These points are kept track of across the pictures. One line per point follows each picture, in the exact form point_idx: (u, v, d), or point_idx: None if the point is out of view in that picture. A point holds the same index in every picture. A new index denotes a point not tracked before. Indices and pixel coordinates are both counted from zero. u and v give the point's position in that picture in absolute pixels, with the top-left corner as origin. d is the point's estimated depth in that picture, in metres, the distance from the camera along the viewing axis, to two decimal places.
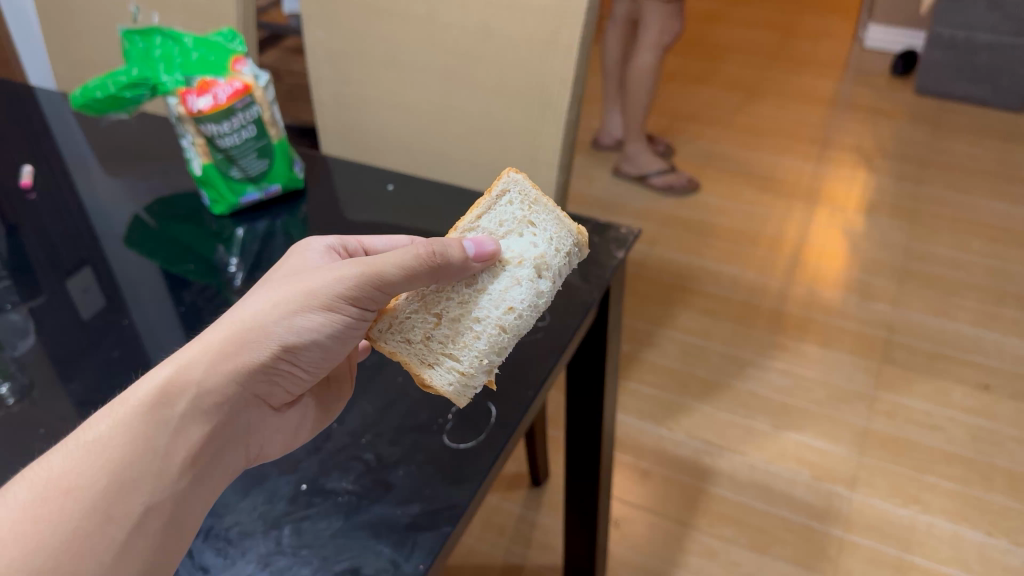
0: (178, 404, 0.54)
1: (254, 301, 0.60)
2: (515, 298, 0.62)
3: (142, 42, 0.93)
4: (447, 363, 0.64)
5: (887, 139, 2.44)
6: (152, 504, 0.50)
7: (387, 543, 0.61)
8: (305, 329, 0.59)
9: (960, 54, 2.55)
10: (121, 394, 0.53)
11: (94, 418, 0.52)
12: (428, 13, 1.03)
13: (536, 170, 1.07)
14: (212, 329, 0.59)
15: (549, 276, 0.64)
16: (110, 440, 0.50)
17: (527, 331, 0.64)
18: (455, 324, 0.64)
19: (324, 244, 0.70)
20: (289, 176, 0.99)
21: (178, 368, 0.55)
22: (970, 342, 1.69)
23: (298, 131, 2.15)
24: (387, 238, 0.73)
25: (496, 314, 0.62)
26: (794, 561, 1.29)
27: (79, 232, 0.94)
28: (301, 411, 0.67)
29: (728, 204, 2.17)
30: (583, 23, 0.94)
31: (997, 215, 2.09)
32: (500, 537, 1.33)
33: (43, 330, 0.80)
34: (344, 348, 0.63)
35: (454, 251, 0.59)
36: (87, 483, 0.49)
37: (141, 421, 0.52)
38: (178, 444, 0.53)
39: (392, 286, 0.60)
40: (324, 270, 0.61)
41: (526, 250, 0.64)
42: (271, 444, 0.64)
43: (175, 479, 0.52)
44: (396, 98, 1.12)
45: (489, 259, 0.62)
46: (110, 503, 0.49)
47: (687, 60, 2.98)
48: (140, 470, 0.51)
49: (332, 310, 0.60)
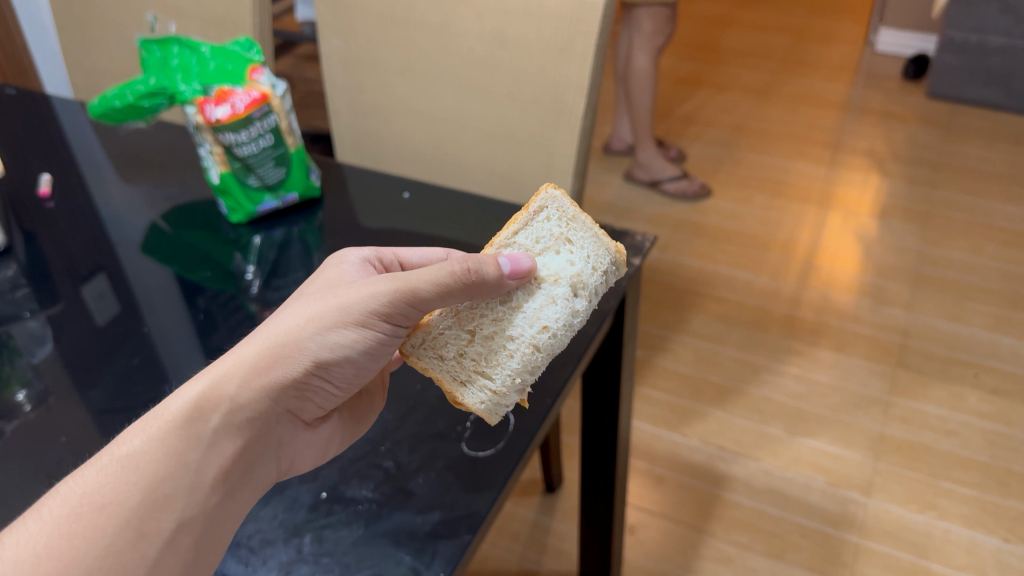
0: (212, 419, 0.54)
1: (289, 315, 0.60)
2: (549, 317, 0.62)
3: (160, 52, 0.94)
4: (480, 381, 0.64)
5: (899, 143, 2.43)
6: (184, 519, 0.51)
7: (407, 551, 0.61)
8: (338, 345, 0.60)
9: (972, 57, 2.54)
10: (156, 408, 0.54)
11: (129, 432, 0.53)
12: (443, 22, 1.04)
13: (551, 176, 1.07)
14: (246, 343, 0.59)
15: (585, 295, 0.63)
16: (144, 455, 0.51)
17: (561, 349, 0.64)
18: (489, 342, 0.64)
19: (359, 257, 0.70)
20: (306, 185, 0.99)
21: (212, 382, 0.56)
22: (985, 347, 1.68)
23: (312, 138, 2.16)
24: (422, 251, 0.74)
25: (530, 332, 0.62)
26: (810, 567, 1.28)
27: (96, 240, 0.95)
28: (335, 423, 0.67)
29: (740, 209, 2.17)
30: (598, 32, 0.94)
31: (1010, 218, 2.08)
32: (515, 543, 1.33)
33: (61, 338, 0.81)
34: (378, 364, 0.64)
35: (491, 268, 0.59)
36: (122, 500, 0.49)
37: (175, 435, 0.52)
38: (211, 458, 0.54)
39: (426, 302, 0.60)
40: (358, 285, 0.61)
41: (562, 268, 0.64)
42: (301, 459, 0.65)
43: (207, 495, 0.53)
44: (412, 106, 1.13)
45: (524, 276, 0.61)
46: (143, 520, 0.50)
47: (698, 64, 2.98)
48: (173, 486, 0.51)
49: (366, 326, 0.60)
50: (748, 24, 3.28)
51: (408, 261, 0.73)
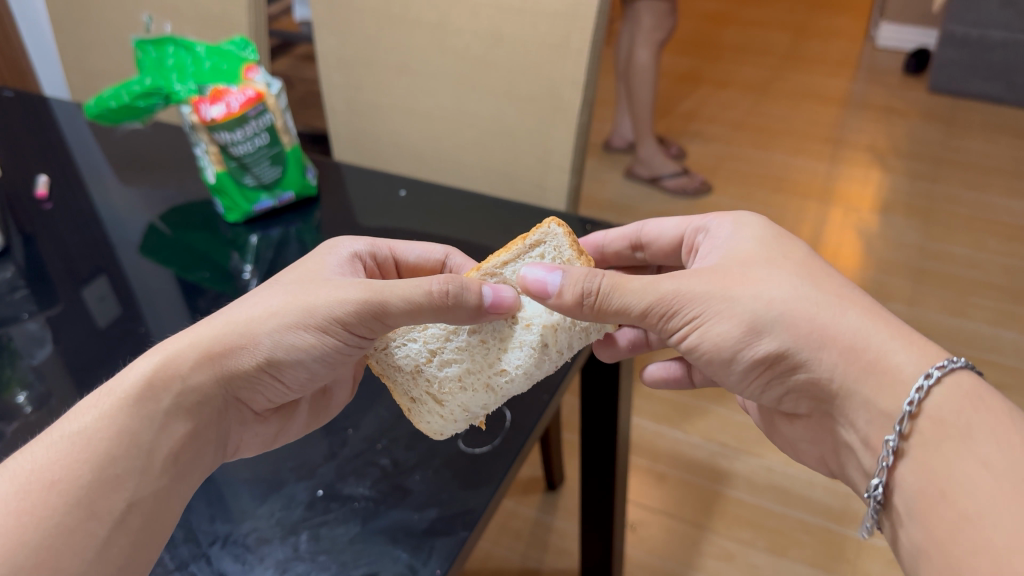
0: (164, 400, 0.57)
1: (254, 303, 0.62)
2: (511, 361, 0.65)
3: (156, 52, 0.94)
4: (430, 403, 0.67)
5: (901, 138, 2.42)
6: (134, 501, 0.54)
7: (404, 548, 0.61)
8: (295, 346, 0.61)
9: (974, 51, 2.54)
10: (111, 384, 0.57)
11: (81, 409, 0.56)
12: (439, 19, 1.03)
13: (547, 173, 1.07)
14: (207, 324, 0.62)
15: (553, 348, 0.66)
16: (95, 433, 0.54)
17: (515, 392, 0.67)
18: (446, 370, 0.66)
19: (350, 250, 0.71)
20: (303, 184, 0.99)
21: (166, 360, 0.59)
22: (988, 341, 1.67)
23: (311, 139, 2.16)
24: (419, 247, 0.76)
25: (489, 372, 0.65)
26: (812, 563, 1.28)
27: (96, 241, 0.95)
28: (287, 416, 0.69)
29: (742, 205, 2.16)
30: (594, 27, 0.94)
31: (1013, 213, 2.07)
32: (517, 542, 1.32)
33: (60, 339, 0.81)
34: (334, 369, 0.65)
35: (470, 295, 0.60)
36: (71, 479, 0.52)
37: (127, 413, 0.56)
38: (163, 439, 0.57)
39: (393, 316, 0.61)
40: (330, 288, 0.62)
41: (538, 313, 0.66)
42: (247, 444, 0.67)
43: (158, 476, 0.56)
44: (408, 106, 1.13)
45: (503, 309, 0.63)
46: (93, 500, 0.52)
47: (697, 61, 2.98)
48: (124, 467, 0.54)
49: (325, 332, 0.61)
50: (748, 20, 3.27)
51: (403, 257, 0.75)
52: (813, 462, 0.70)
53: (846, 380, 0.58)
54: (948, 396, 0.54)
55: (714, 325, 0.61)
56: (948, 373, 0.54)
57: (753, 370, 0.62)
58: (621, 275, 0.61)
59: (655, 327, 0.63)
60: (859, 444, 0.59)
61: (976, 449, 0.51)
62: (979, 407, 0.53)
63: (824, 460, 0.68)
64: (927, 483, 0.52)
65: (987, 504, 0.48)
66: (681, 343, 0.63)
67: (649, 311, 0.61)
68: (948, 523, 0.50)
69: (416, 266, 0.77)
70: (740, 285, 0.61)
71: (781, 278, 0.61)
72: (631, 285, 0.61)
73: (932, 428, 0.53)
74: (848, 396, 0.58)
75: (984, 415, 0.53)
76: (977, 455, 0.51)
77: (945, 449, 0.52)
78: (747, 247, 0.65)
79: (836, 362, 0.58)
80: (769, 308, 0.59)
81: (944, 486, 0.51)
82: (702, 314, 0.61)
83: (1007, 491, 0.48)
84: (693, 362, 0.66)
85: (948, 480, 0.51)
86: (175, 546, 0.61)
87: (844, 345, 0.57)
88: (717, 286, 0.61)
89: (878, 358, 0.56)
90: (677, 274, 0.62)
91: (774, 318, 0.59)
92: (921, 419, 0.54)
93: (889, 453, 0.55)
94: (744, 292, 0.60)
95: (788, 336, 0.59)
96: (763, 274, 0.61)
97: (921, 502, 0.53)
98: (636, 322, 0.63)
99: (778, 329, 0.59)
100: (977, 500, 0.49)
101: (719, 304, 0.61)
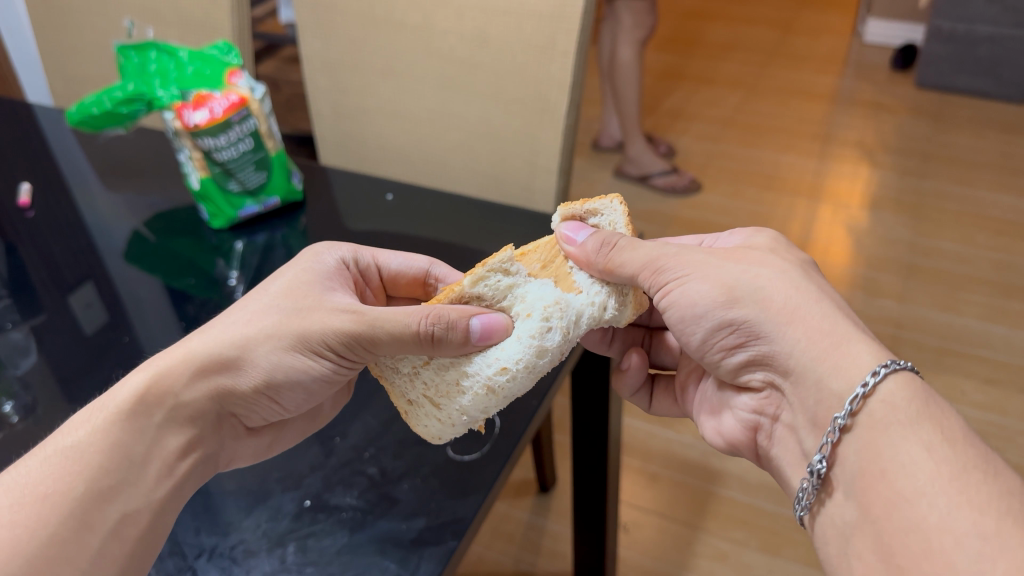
0: (156, 414, 0.57)
1: (247, 319, 0.63)
2: (509, 358, 0.62)
3: (138, 57, 0.93)
4: (427, 407, 0.67)
5: (889, 133, 2.43)
6: (127, 511, 0.53)
7: (392, 559, 0.60)
8: (290, 368, 0.63)
9: (961, 47, 2.54)
10: (102, 399, 0.57)
11: (73, 423, 0.55)
12: (423, 21, 1.03)
13: (535, 175, 1.06)
14: (199, 337, 0.61)
15: (559, 324, 0.63)
16: (88, 448, 0.54)
17: (520, 389, 0.64)
18: (443, 374, 0.66)
19: (337, 257, 0.71)
20: (288, 189, 0.98)
21: (160, 374, 0.58)
22: (978, 337, 1.68)
23: (298, 141, 2.15)
24: (402, 257, 0.76)
25: (487, 372, 0.63)
26: (805, 562, 1.27)
27: (80, 248, 0.93)
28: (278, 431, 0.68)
29: (731, 203, 2.16)
30: (579, 29, 0.93)
31: (1002, 208, 2.07)
32: (509, 545, 1.32)
33: (45, 348, 0.80)
34: (327, 391, 0.67)
35: (455, 335, 0.61)
36: (64, 491, 0.51)
37: (120, 428, 0.55)
38: (156, 452, 0.56)
39: (383, 341, 0.62)
40: (325, 311, 0.63)
41: (537, 301, 0.64)
42: (240, 454, 0.66)
43: (153, 488, 0.55)
44: (393, 108, 1.12)
45: (497, 335, 0.63)
46: (88, 511, 0.52)
47: (685, 58, 2.98)
48: (117, 479, 0.54)
49: (319, 356, 0.63)
50: (735, 17, 3.28)
51: (385, 265, 0.75)
52: (738, 438, 0.70)
53: (806, 359, 0.57)
54: (900, 387, 0.53)
55: (696, 286, 0.62)
56: (903, 368, 0.54)
57: (721, 339, 0.63)
58: (634, 237, 0.64)
59: (646, 286, 0.64)
60: (805, 425, 0.59)
61: (920, 434, 0.51)
62: (928, 402, 0.53)
63: (753, 430, 0.68)
64: (867, 462, 0.52)
65: (925, 485, 0.48)
66: (664, 303, 0.64)
67: (643, 275, 0.63)
68: (885, 501, 0.50)
69: (397, 274, 0.77)
70: (737, 259, 0.62)
71: (774, 265, 0.62)
72: (635, 247, 0.63)
73: (883, 412, 0.53)
74: (804, 372, 0.58)
75: (932, 407, 0.52)
76: (920, 439, 0.50)
77: (891, 431, 0.52)
78: (757, 243, 0.66)
79: (797, 341, 0.58)
80: (751, 281, 0.60)
81: (884, 466, 0.51)
82: (689, 272, 0.62)
83: (947, 475, 0.48)
84: (674, 333, 0.66)
85: (889, 460, 0.51)
86: (162, 560, 0.60)
87: (811, 329, 0.58)
88: (715, 258, 0.63)
89: (838, 345, 0.56)
90: (681, 246, 0.64)
91: (753, 289, 0.60)
92: (873, 401, 0.53)
93: (835, 429, 0.54)
94: (736, 266, 0.62)
95: (760, 308, 0.59)
96: (761, 258, 0.62)
97: (861, 481, 0.53)
98: (630, 284, 0.65)
99: (752, 301, 0.60)
100: (917, 480, 0.49)
101: (710, 268, 0.62)
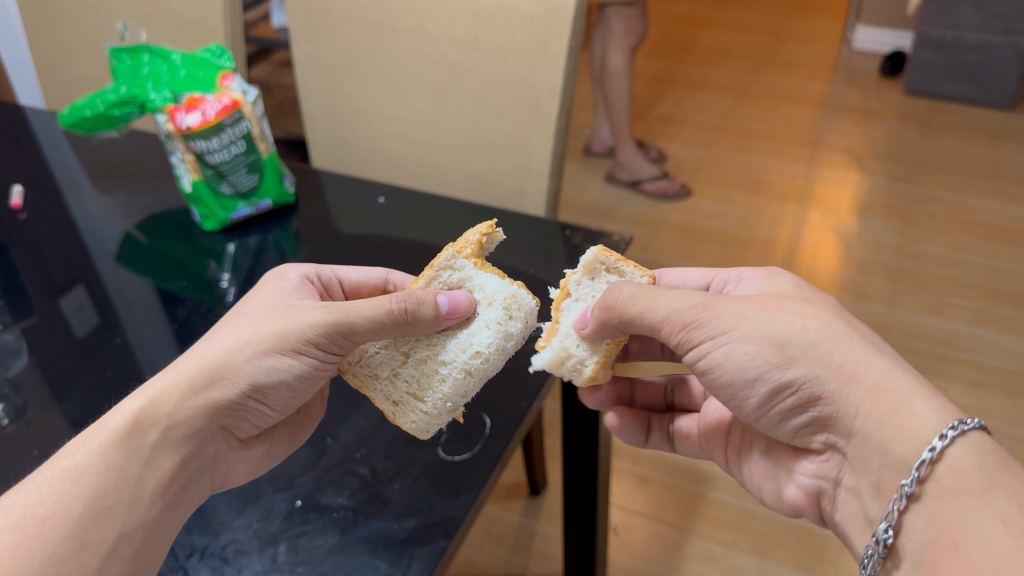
0: (150, 435, 0.57)
1: (228, 334, 0.63)
2: (481, 342, 0.65)
3: (131, 60, 0.94)
4: (412, 402, 0.68)
5: (878, 139, 2.44)
6: (124, 531, 0.54)
7: (384, 559, 0.60)
8: (274, 369, 0.62)
9: (948, 53, 2.57)
10: (97, 424, 0.57)
11: (70, 448, 0.56)
12: (416, 24, 1.03)
13: (526, 178, 1.07)
14: (184, 361, 0.62)
15: (519, 316, 0.65)
16: (86, 470, 0.55)
17: (494, 371, 0.67)
18: (423, 367, 0.68)
19: (299, 274, 0.72)
20: (280, 191, 0.99)
21: (152, 400, 0.59)
22: (966, 341, 1.69)
23: (290, 146, 2.15)
24: (360, 269, 0.76)
25: (462, 357, 0.65)
26: (794, 564, 1.28)
27: (72, 250, 0.94)
28: (269, 444, 0.68)
29: (721, 208, 2.17)
30: (570, 34, 0.94)
31: (989, 214, 2.09)
32: (500, 548, 1.32)
33: (36, 351, 0.80)
34: (314, 387, 0.66)
35: (426, 308, 0.62)
36: (63, 512, 0.53)
37: (115, 452, 0.55)
38: (151, 472, 0.57)
39: (359, 333, 0.63)
40: (296, 313, 0.63)
41: (496, 290, 0.66)
42: (236, 473, 0.65)
43: (148, 507, 0.56)
44: (385, 112, 1.13)
45: (462, 312, 0.65)
46: (85, 530, 0.53)
47: (675, 64, 2.99)
48: (115, 499, 0.54)
49: (300, 353, 0.63)
50: (726, 23, 3.30)
51: (346, 279, 0.74)
52: (801, 504, 0.68)
53: (866, 425, 0.57)
54: (966, 451, 0.54)
55: (741, 347, 0.60)
56: (971, 429, 0.54)
57: (779, 405, 0.61)
58: (652, 294, 0.63)
59: (680, 343, 0.63)
60: (868, 491, 0.59)
61: (996, 507, 0.51)
62: (998, 467, 0.53)
63: (816, 496, 0.66)
64: (937, 533, 0.53)
65: (1004, 564, 0.48)
66: (704, 363, 0.62)
67: (674, 325, 0.62)
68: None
69: (358, 287, 0.76)
70: (776, 310, 0.61)
71: (818, 315, 0.61)
72: (654, 298, 0.63)
73: (952, 478, 0.53)
74: (866, 439, 0.57)
75: (1002, 474, 0.53)
76: (994, 513, 0.51)
77: (962, 501, 0.52)
78: (784, 291, 0.66)
79: (861, 401, 0.57)
80: (803, 335, 0.59)
81: (957, 539, 0.51)
82: (728, 329, 0.61)
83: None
84: (706, 385, 0.65)
85: (963, 533, 0.51)
86: None
87: (871, 382, 0.57)
88: (752, 310, 0.61)
89: (901, 405, 0.56)
90: (710, 296, 0.63)
91: (806, 344, 0.59)
92: (940, 467, 0.54)
93: (902, 497, 0.54)
94: (780, 320, 0.60)
95: (817, 363, 0.58)
96: (801, 309, 0.61)
97: (930, 555, 0.53)
98: (660, 338, 0.64)
99: (807, 356, 0.58)
100: (992, 560, 0.49)
101: (751, 325, 0.60)
